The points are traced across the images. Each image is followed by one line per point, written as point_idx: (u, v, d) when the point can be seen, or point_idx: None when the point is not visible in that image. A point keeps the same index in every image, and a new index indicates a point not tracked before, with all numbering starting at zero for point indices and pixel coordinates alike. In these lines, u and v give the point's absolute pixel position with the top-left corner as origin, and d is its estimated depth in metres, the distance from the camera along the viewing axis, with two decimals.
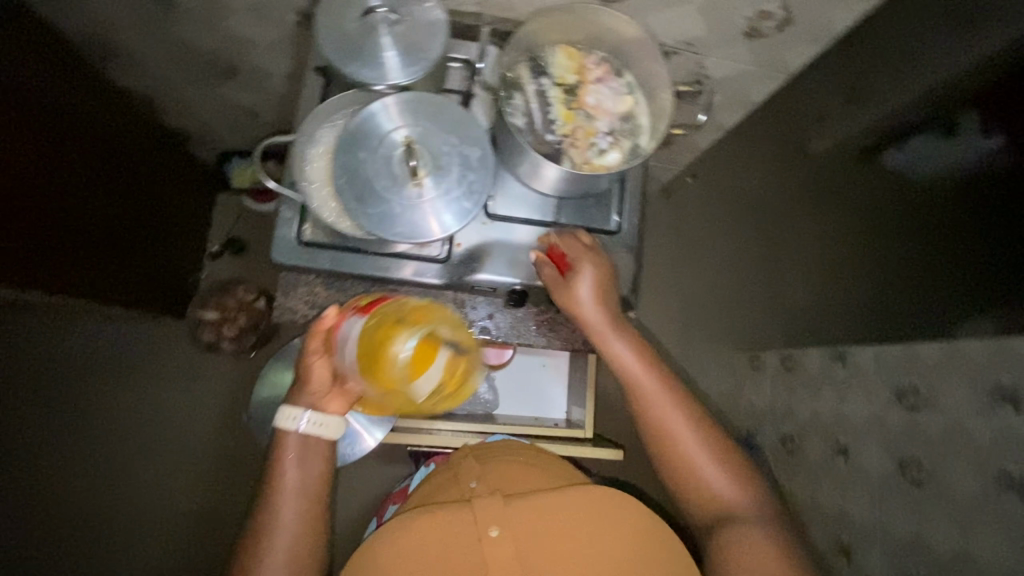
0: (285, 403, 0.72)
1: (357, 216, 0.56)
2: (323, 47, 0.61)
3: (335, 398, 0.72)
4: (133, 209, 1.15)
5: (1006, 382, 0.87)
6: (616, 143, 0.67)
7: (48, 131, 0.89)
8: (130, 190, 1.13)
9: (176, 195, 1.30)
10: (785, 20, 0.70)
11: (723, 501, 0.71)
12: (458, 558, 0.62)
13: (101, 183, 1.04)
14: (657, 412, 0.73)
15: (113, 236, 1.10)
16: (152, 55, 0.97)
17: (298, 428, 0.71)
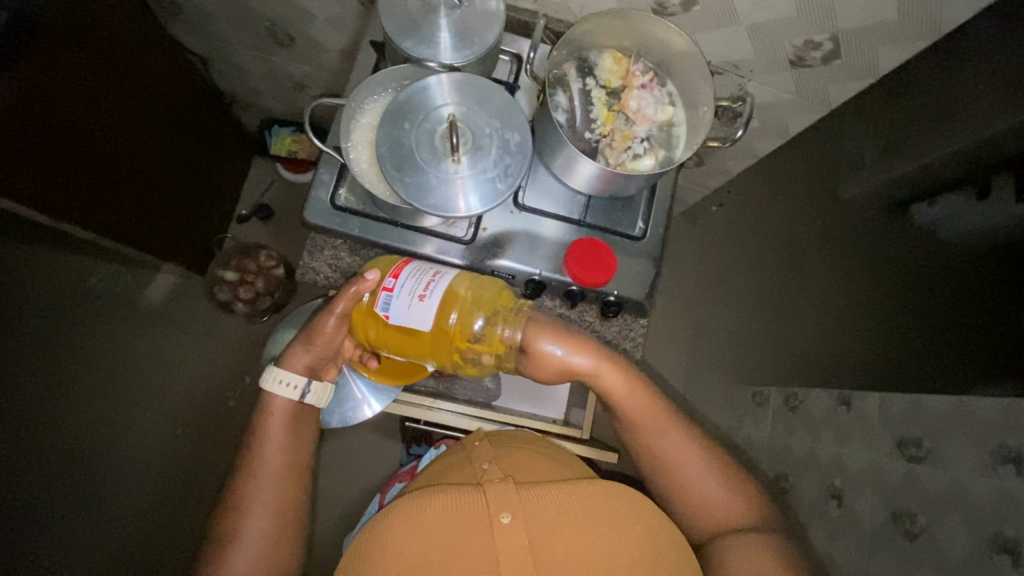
0: (280, 366, 0.71)
1: (394, 183, 0.58)
2: (384, 19, 0.63)
3: (332, 365, 0.76)
4: (175, 160, 1.19)
5: (1012, 444, 0.87)
6: (651, 150, 0.69)
7: (106, 69, 0.94)
8: (172, 144, 1.17)
9: (216, 154, 1.35)
10: (832, 53, 0.71)
11: (715, 515, 0.72)
12: (466, 536, 0.59)
13: (144, 134, 1.08)
14: (647, 420, 0.74)
15: (150, 184, 1.14)
16: (219, 19, 1.02)
17: (297, 395, 0.72)
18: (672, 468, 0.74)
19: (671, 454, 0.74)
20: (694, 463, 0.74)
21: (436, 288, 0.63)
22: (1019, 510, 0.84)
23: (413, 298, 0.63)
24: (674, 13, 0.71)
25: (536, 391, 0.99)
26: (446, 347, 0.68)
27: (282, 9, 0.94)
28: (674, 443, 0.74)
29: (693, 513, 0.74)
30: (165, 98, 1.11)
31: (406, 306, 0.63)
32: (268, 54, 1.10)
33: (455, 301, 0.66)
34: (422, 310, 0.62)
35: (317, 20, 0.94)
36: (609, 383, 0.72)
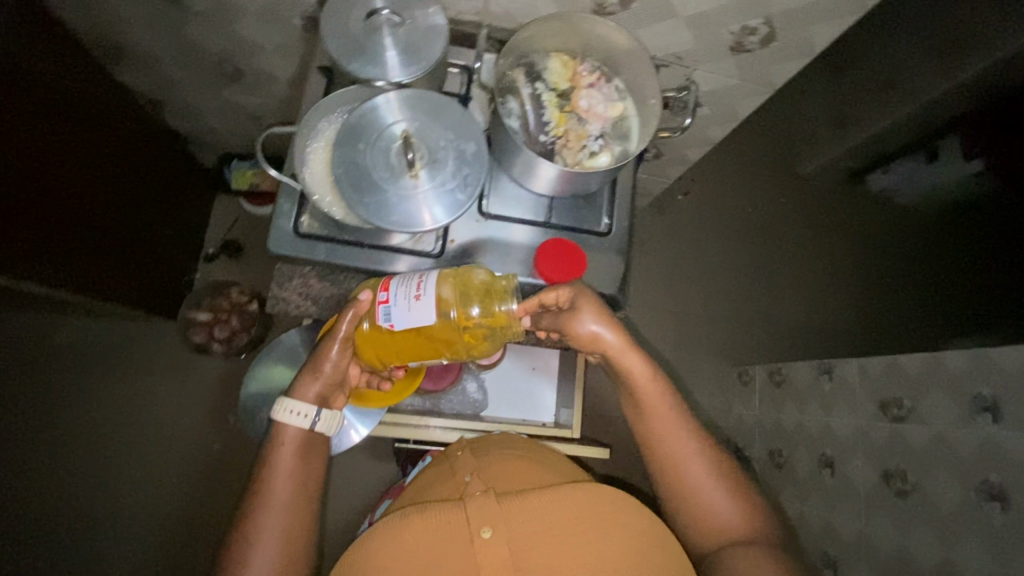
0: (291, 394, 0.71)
1: (354, 205, 0.58)
2: (326, 43, 0.63)
3: (340, 393, 0.76)
4: (137, 205, 1.18)
5: (986, 391, 0.90)
6: (606, 147, 0.70)
7: (57, 124, 0.92)
8: (133, 191, 1.15)
9: (177, 195, 1.33)
10: (768, 36, 0.74)
11: (716, 517, 0.73)
12: (450, 557, 0.59)
13: (103, 183, 1.06)
14: (654, 409, 0.76)
15: (116, 233, 1.13)
16: (164, 61, 1.00)
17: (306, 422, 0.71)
18: (678, 469, 0.75)
19: (678, 452, 0.75)
20: (699, 466, 0.75)
21: (428, 284, 0.64)
22: (1002, 456, 0.86)
23: (411, 300, 0.64)
24: (614, 12, 0.73)
25: (522, 397, 1.00)
26: (454, 337, 0.69)
27: (226, 43, 0.93)
28: (683, 443, 0.76)
29: (697, 515, 0.74)
30: (121, 144, 1.10)
31: (408, 310, 0.64)
32: (219, 91, 1.09)
33: (451, 293, 0.67)
34: (425, 308, 0.64)
35: (264, 51, 0.93)
36: (632, 369, 0.76)
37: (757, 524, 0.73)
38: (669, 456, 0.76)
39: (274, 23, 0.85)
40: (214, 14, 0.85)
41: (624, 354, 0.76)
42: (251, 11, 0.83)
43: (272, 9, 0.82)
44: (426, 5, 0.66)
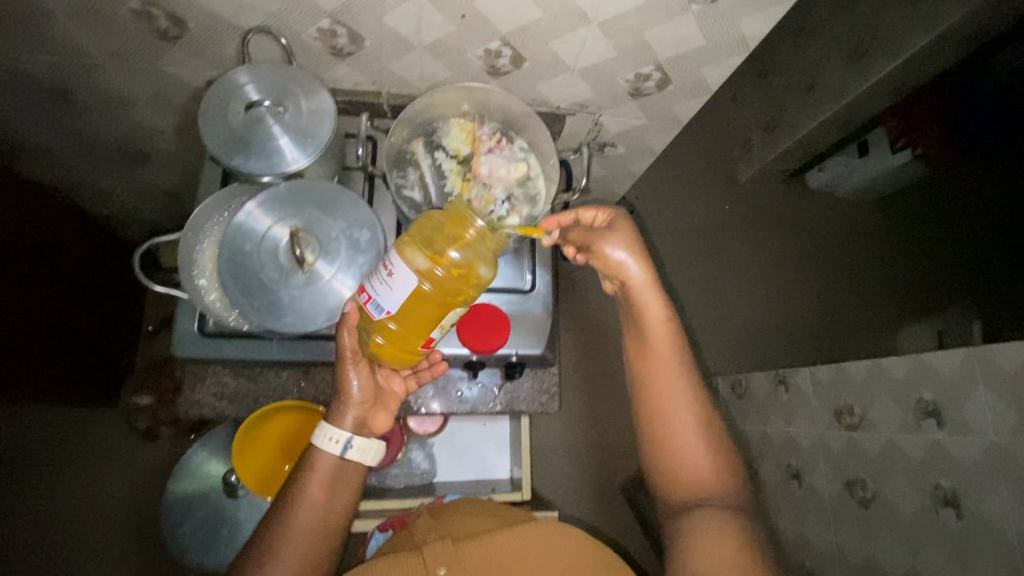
0: (326, 421, 0.60)
1: (245, 311, 0.56)
2: (205, 142, 0.61)
3: (381, 411, 0.63)
4: (66, 306, 1.09)
5: (927, 397, 0.91)
6: (514, 209, 0.69)
7: None
8: (63, 291, 1.08)
9: (117, 283, 1.23)
10: (663, 80, 0.74)
11: (698, 482, 0.65)
12: None
13: (53, 303, 1.06)
14: (660, 351, 0.69)
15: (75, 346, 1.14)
16: (69, 155, 0.95)
17: (339, 451, 0.59)
18: (663, 419, 0.67)
19: (669, 398, 0.67)
20: (688, 420, 0.67)
21: (391, 255, 0.51)
22: (949, 461, 0.87)
23: (387, 281, 0.52)
24: (508, 71, 0.72)
25: (471, 459, 0.98)
26: (455, 287, 0.55)
27: (124, 131, 0.89)
28: (677, 391, 0.68)
29: (671, 472, 0.66)
30: (46, 247, 1.02)
31: (390, 292, 0.51)
32: (127, 174, 1.04)
33: (418, 245, 0.53)
34: (400, 279, 0.51)
35: (165, 134, 0.90)
36: (645, 310, 0.69)
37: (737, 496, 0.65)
38: (659, 402, 0.68)
39: (168, 108, 0.83)
40: (105, 106, 0.82)
41: (642, 288, 0.69)
42: (141, 99, 0.80)
43: (163, 95, 0.79)
44: (309, 88, 0.63)
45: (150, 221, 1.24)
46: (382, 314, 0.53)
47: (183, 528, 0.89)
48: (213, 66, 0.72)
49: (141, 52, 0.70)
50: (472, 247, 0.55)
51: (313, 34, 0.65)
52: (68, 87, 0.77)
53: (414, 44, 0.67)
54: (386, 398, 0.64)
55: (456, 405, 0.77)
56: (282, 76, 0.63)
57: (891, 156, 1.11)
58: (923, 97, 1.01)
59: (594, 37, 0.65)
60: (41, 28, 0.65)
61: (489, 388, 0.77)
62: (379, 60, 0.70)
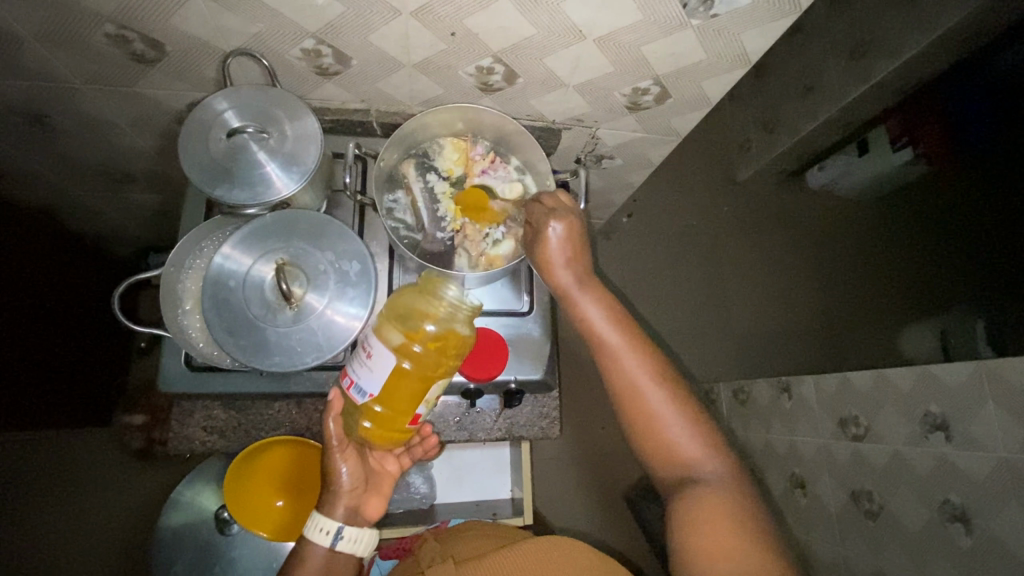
0: (317, 510, 0.58)
1: (230, 350, 0.53)
2: (186, 171, 0.58)
3: (374, 496, 0.61)
4: (48, 319, 1.06)
5: (935, 409, 0.89)
6: (509, 232, 0.67)
7: None
8: (41, 305, 1.05)
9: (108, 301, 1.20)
10: (661, 93, 0.71)
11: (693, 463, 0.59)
12: None
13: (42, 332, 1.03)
14: (614, 344, 0.62)
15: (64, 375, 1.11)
16: (48, 177, 0.92)
17: (330, 543, 0.56)
18: (632, 402, 0.61)
19: (632, 377, 0.61)
20: (658, 395, 0.60)
21: (370, 336, 0.52)
22: (958, 475, 0.85)
23: (366, 363, 0.52)
24: (501, 87, 0.69)
25: (471, 481, 0.96)
26: (433, 361, 0.54)
27: (105, 152, 0.86)
28: (640, 369, 0.61)
29: (655, 454, 0.61)
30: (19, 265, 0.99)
31: (372, 372, 0.52)
32: (110, 194, 1.01)
33: (390, 325, 0.53)
34: (381, 359, 0.51)
35: (148, 154, 0.87)
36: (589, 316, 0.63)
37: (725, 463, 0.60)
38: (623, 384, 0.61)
39: (150, 129, 0.80)
40: (84, 129, 0.79)
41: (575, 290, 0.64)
42: (121, 122, 0.78)
43: (144, 116, 0.76)
44: (294, 111, 0.61)
45: (139, 239, 1.21)
46: (366, 397, 0.53)
47: (176, 567, 0.85)
48: (195, 87, 0.69)
49: (119, 75, 0.67)
50: (444, 317, 0.55)
51: (297, 54, 0.63)
52: (44, 111, 0.74)
53: (403, 62, 0.65)
54: (378, 482, 0.63)
55: (453, 431, 0.74)
56: (265, 100, 0.61)
57: (893, 154, 1.12)
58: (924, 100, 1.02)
59: (590, 52, 0.63)
60: (13, 53, 0.62)
61: (488, 413, 0.75)
62: (367, 79, 0.67)
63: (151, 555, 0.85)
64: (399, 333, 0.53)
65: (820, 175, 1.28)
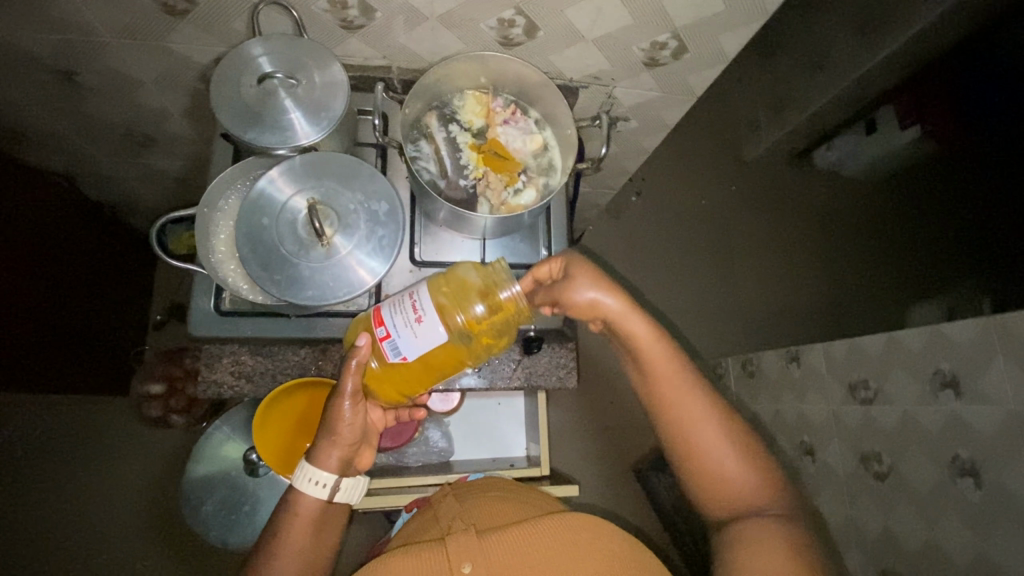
0: (309, 460, 0.59)
1: (264, 284, 0.55)
2: (218, 115, 0.59)
3: (365, 448, 0.65)
4: (80, 289, 1.08)
5: (945, 367, 0.90)
6: (530, 182, 0.68)
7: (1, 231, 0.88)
8: (78, 273, 1.07)
9: (123, 270, 1.21)
10: (679, 49, 0.73)
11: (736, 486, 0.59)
12: None
13: (67, 296, 1.05)
14: (665, 376, 0.62)
15: (89, 339, 1.12)
16: (69, 141, 0.93)
17: (327, 495, 0.58)
18: (686, 436, 0.61)
19: (688, 412, 0.61)
20: (714, 430, 0.60)
21: (426, 303, 0.54)
22: (968, 431, 0.87)
23: (412, 326, 0.55)
24: (521, 41, 0.71)
25: (487, 437, 0.99)
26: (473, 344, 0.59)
27: (127, 112, 0.87)
28: (687, 394, 0.61)
29: (708, 488, 0.60)
30: (52, 232, 1.00)
31: (414, 339, 0.54)
32: (130, 161, 1.02)
33: (450, 300, 0.57)
34: (430, 330, 0.54)
35: (171, 117, 0.89)
36: (636, 339, 0.63)
37: (779, 499, 0.59)
38: (678, 418, 0.61)
39: (174, 87, 0.81)
40: (110, 87, 0.80)
41: (625, 320, 0.64)
42: (146, 79, 0.79)
43: (168, 74, 0.78)
44: (321, 58, 0.62)
45: (155, 210, 1.22)
46: (396, 355, 0.56)
47: (205, 508, 0.93)
48: (221, 42, 0.71)
49: (148, 28, 0.68)
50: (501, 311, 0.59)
51: (324, 6, 0.64)
52: (74, 68, 0.76)
53: (426, 15, 0.66)
54: (369, 434, 0.65)
55: (473, 381, 0.76)
56: (295, 48, 0.62)
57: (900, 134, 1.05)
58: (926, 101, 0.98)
59: (611, 3, 0.64)
60: (47, 4, 0.64)
61: (507, 362, 0.76)
62: (390, 32, 0.69)
63: (181, 494, 0.93)
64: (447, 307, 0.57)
65: (828, 155, 1.20)
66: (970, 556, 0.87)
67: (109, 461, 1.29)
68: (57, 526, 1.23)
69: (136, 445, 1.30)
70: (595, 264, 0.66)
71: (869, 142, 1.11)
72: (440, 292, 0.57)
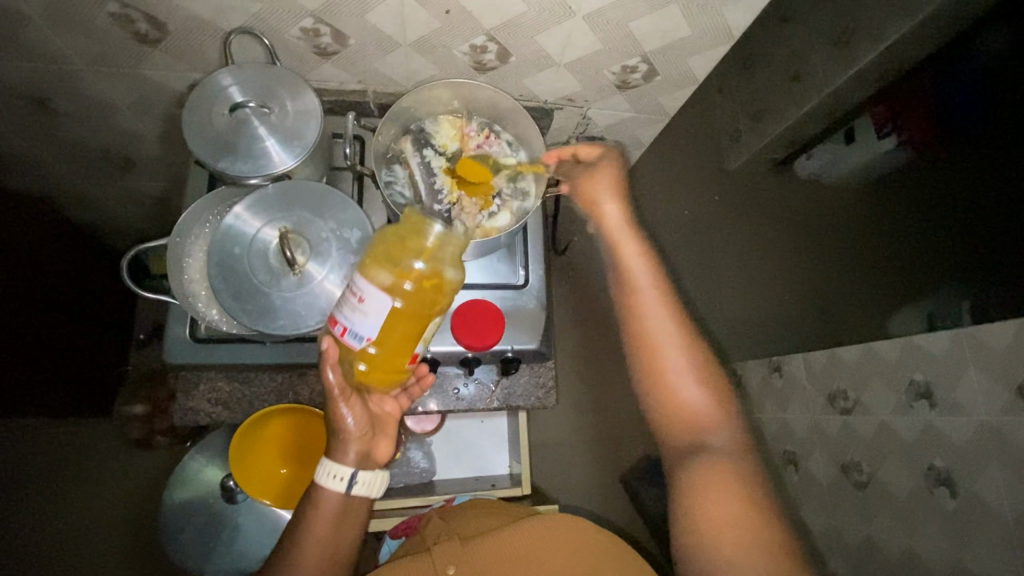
0: (328, 458, 0.59)
1: (236, 314, 0.56)
2: (189, 145, 0.60)
3: (381, 439, 0.62)
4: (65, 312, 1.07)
5: (919, 378, 0.92)
6: (504, 205, 0.69)
7: None
8: (61, 297, 1.06)
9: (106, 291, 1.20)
10: (650, 72, 0.74)
11: (703, 422, 0.63)
12: None
13: (47, 319, 1.03)
14: (644, 297, 0.68)
15: (72, 361, 1.11)
16: (51, 165, 0.93)
17: (346, 487, 0.58)
18: (661, 364, 0.65)
19: (663, 340, 0.66)
20: (684, 361, 0.65)
21: (359, 280, 0.51)
22: (942, 440, 0.88)
23: (359, 308, 0.51)
24: (494, 66, 0.72)
25: (470, 456, 1.00)
26: (427, 298, 0.55)
27: (105, 136, 0.87)
28: (662, 323, 0.67)
29: (672, 418, 0.64)
30: (38, 256, 1.00)
31: (367, 317, 0.51)
32: (109, 184, 1.02)
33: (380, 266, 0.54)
34: (373, 301, 0.50)
35: (148, 140, 0.89)
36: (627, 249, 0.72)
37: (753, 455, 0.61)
38: (655, 346, 0.66)
39: (150, 112, 0.81)
40: (85, 112, 0.80)
41: (623, 236, 0.74)
42: (121, 105, 0.79)
43: (143, 99, 0.78)
44: (293, 87, 0.63)
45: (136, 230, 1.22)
46: (361, 341, 0.52)
47: (184, 534, 0.92)
48: (194, 68, 0.71)
49: (122, 56, 0.69)
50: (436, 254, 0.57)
51: (296, 34, 0.65)
52: (47, 95, 0.76)
53: (399, 42, 0.67)
54: (384, 424, 0.64)
55: (454, 403, 0.77)
56: (268, 77, 0.62)
57: (879, 142, 1.01)
58: (912, 84, 0.93)
59: (580, 31, 0.65)
60: (18, 34, 0.64)
61: (486, 383, 0.78)
62: (363, 58, 0.69)
63: (160, 521, 0.92)
64: (388, 274, 0.53)
65: (810, 164, 1.15)
66: (948, 564, 0.88)
67: (89, 485, 1.27)
68: (38, 551, 1.22)
69: (116, 467, 1.28)
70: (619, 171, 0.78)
71: (850, 151, 1.07)
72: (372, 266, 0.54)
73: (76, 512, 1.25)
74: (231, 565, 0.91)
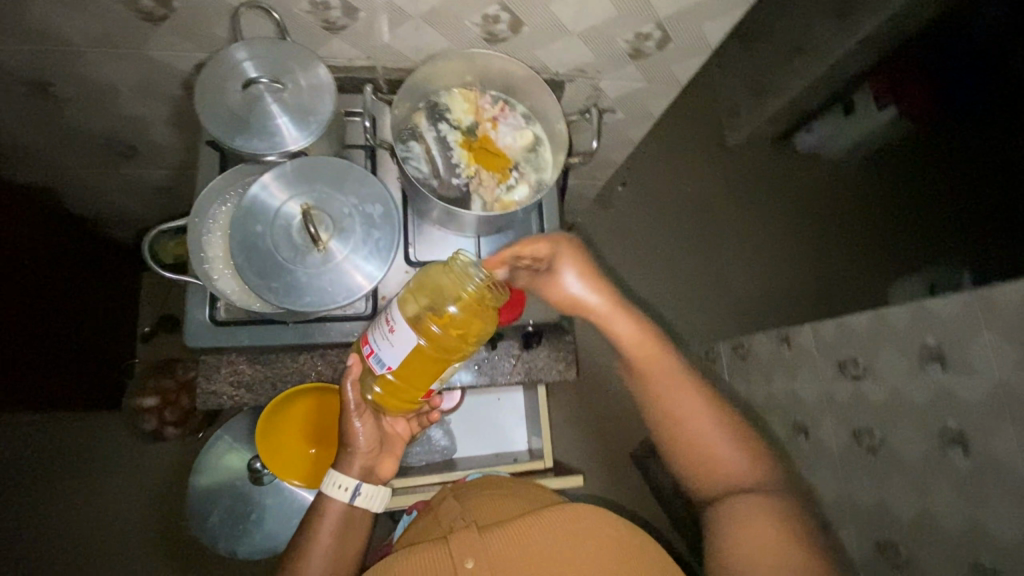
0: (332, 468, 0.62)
1: (261, 292, 0.55)
2: (203, 123, 0.58)
3: (386, 456, 0.65)
4: (69, 306, 1.05)
5: (931, 340, 0.92)
6: (522, 178, 0.69)
7: None
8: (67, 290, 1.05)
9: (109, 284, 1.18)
10: (663, 39, 0.73)
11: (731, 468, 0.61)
12: None
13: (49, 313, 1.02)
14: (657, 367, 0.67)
15: (77, 353, 1.09)
16: (50, 152, 0.91)
17: (348, 497, 0.60)
18: (677, 420, 0.64)
19: (679, 405, 0.64)
20: (706, 421, 0.63)
21: (393, 310, 0.54)
22: (954, 402, 0.89)
23: (388, 337, 0.54)
24: (506, 37, 0.71)
25: (489, 432, 1.01)
26: (452, 343, 0.57)
27: (108, 122, 0.85)
28: (678, 388, 0.65)
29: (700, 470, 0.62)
30: (41, 248, 0.98)
31: (391, 347, 0.54)
32: (109, 172, 1.00)
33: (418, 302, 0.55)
34: (403, 335, 0.53)
35: (154, 125, 0.87)
36: (618, 332, 0.70)
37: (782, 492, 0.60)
38: (669, 409, 0.65)
39: (156, 96, 0.80)
40: (89, 97, 0.79)
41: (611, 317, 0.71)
42: (126, 88, 0.77)
43: (149, 82, 0.76)
44: (305, 61, 0.62)
45: (140, 220, 1.20)
46: (384, 367, 0.55)
47: (211, 518, 0.92)
48: (201, 46, 0.70)
49: (127, 36, 0.67)
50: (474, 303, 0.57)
51: (305, 7, 0.63)
52: (51, 79, 0.74)
53: (409, 13, 0.65)
54: (391, 443, 0.67)
55: (473, 377, 0.77)
56: (279, 52, 0.61)
57: None
58: None
59: None
60: (21, 14, 0.62)
61: (506, 358, 0.77)
62: (374, 31, 0.68)
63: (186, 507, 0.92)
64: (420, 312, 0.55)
65: None
66: (962, 525, 0.89)
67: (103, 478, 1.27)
68: (56, 545, 1.22)
69: (129, 460, 1.28)
70: (580, 253, 0.72)
71: None
72: (410, 299, 0.56)
73: (92, 506, 1.25)
74: (258, 548, 0.91)
